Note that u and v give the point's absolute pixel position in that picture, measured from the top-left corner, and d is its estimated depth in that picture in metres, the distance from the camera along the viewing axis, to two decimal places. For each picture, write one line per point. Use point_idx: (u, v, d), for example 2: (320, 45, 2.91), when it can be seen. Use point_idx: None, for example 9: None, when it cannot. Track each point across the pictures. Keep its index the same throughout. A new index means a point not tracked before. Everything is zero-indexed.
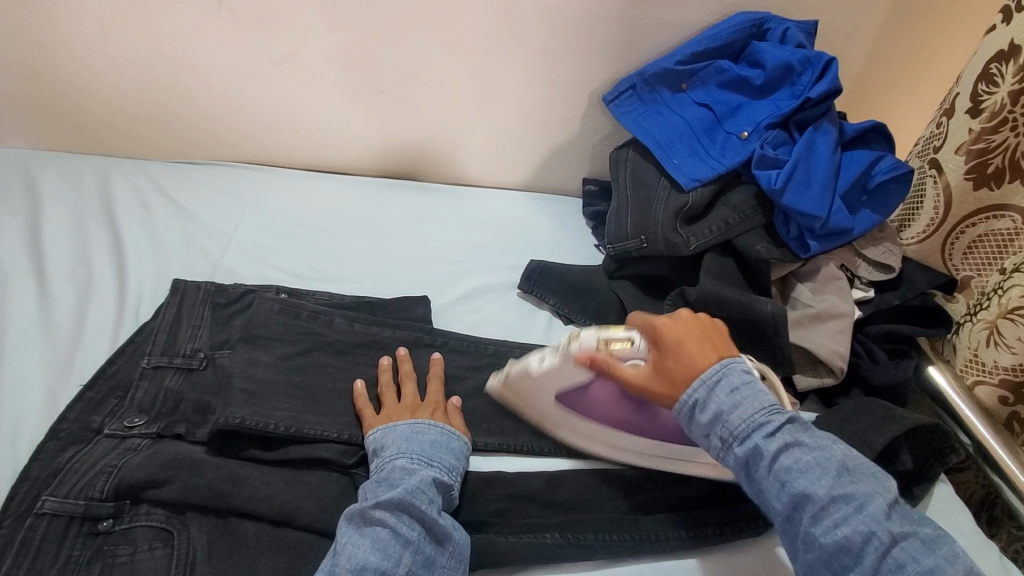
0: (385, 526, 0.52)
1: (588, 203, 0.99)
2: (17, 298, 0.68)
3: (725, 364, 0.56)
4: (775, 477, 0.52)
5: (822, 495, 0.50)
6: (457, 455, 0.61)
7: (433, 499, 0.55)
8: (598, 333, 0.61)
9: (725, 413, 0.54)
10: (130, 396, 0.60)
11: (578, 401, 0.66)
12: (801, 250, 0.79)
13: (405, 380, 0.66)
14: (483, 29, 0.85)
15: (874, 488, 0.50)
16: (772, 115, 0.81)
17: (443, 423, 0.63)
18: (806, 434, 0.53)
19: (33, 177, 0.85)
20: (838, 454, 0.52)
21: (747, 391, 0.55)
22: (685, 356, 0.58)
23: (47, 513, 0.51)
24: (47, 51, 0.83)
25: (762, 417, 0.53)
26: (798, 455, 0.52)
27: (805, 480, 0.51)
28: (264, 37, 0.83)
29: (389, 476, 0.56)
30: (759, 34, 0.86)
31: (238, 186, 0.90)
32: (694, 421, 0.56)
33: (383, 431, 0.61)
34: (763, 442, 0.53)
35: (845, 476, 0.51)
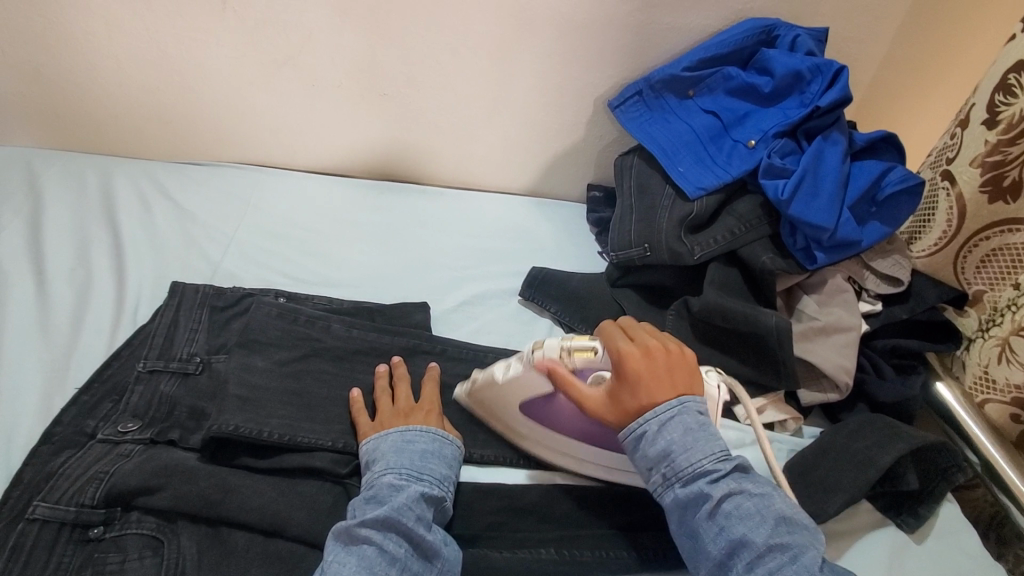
0: (371, 544, 0.51)
1: (591, 209, 0.99)
2: (16, 298, 0.68)
3: (681, 402, 0.57)
4: (714, 521, 0.53)
5: (759, 542, 0.51)
6: (450, 463, 0.60)
7: (421, 515, 0.54)
8: (561, 343, 0.62)
9: (674, 453, 0.55)
10: (124, 401, 0.60)
11: (545, 413, 0.65)
12: (808, 262, 0.78)
13: (397, 382, 0.66)
14: (487, 33, 0.84)
15: (808, 540, 0.52)
16: (780, 124, 0.80)
17: (433, 427, 0.62)
18: (749, 482, 0.55)
19: (35, 176, 0.85)
20: (778, 503, 0.53)
21: (699, 434, 0.56)
22: (642, 389, 0.58)
23: (38, 519, 0.50)
24: (51, 50, 0.83)
25: (710, 462, 0.55)
26: (739, 502, 0.53)
27: (744, 526, 0.52)
28: (268, 38, 0.83)
29: (376, 492, 0.55)
30: (768, 41, 0.85)
31: (240, 187, 0.90)
32: (640, 455, 0.57)
33: (375, 442, 0.59)
34: (706, 485, 0.54)
35: (782, 526, 0.52)
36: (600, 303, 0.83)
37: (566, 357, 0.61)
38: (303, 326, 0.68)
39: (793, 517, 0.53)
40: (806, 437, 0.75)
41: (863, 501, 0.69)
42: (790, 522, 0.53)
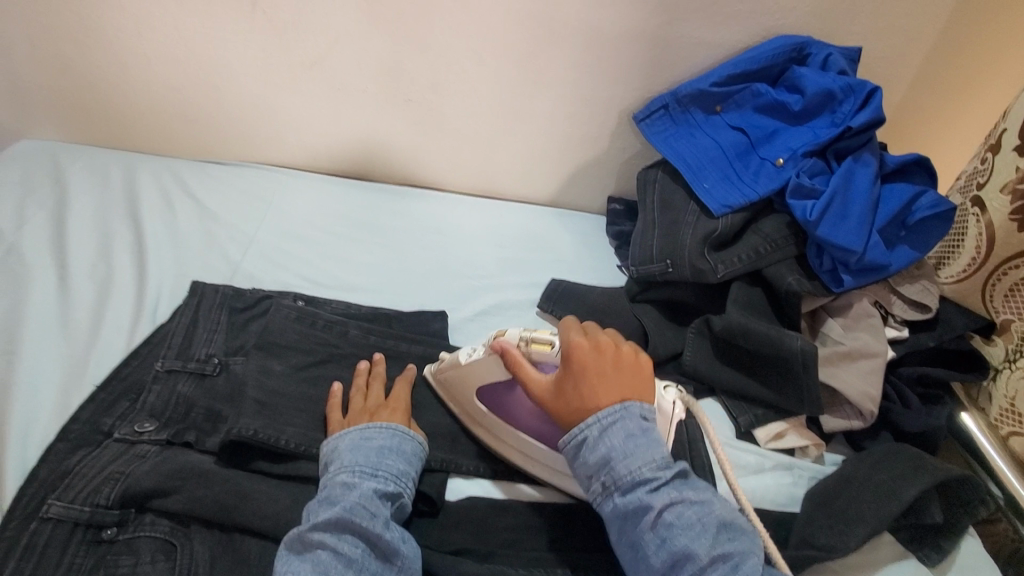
0: (325, 548, 0.49)
1: (612, 222, 0.98)
2: (37, 292, 0.68)
3: (623, 407, 0.56)
4: (656, 532, 0.51)
5: (702, 555, 0.50)
6: (409, 458, 0.58)
7: (376, 513, 0.52)
8: (522, 332, 0.63)
9: (613, 459, 0.54)
10: (141, 400, 0.60)
11: (503, 400, 0.66)
12: (834, 284, 0.76)
13: (398, 403, 0.63)
14: (514, 41, 0.83)
15: (749, 547, 0.51)
16: (809, 143, 0.79)
17: (393, 423, 0.60)
18: (690, 489, 0.54)
19: (60, 170, 0.85)
20: (719, 509, 0.53)
21: (639, 439, 0.55)
22: (586, 383, 0.58)
23: (53, 518, 0.50)
24: (83, 47, 0.84)
25: (650, 469, 0.53)
26: (681, 511, 0.52)
27: (686, 538, 0.50)
28: (295, 40, 0.83)
29: (329, 493, 0.53)
30: (799, 59, 0.84)
31: (262, 188, 0.90)
32: (580, 461, 0.56)
33: (334, 440, 0.58)
34: (647, 495, 0.53)
35: (722, 534, 0.51)
36: (618, 319, 0.81)
37: (523, 345, 0.62)
38: (321, 332, 0.69)
39: (732, 523, 0.52)
40: (829, 465, 0.73)
41: (886, 532, 0.67)
42: (731, 529, 0.52)
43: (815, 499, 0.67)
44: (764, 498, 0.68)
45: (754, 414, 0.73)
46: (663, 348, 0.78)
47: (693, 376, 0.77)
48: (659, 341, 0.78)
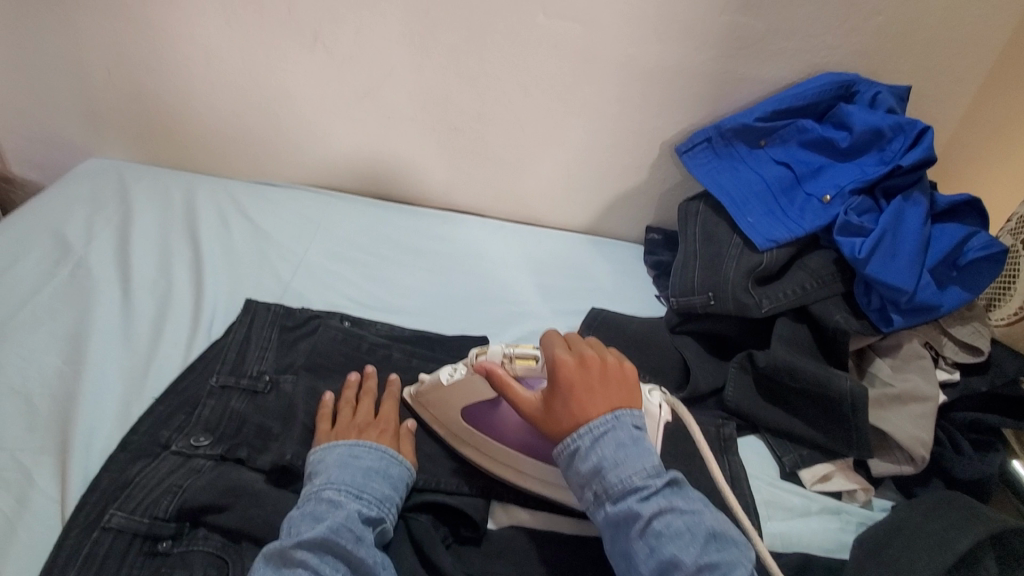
0: (305, 568, 0.47)
1: (650, 251, 0.98)
2: (102, 304, 0.71)
3: (614, 416, 0.57)
4: (646, 541, 0.51)
5: (690, 564, 0.49)
6: (394, 485, 0.58)
7: (360, 536, 0.51)
8: (504, 349, 0.63)
9: (604, 469, 0.54)
10: (197, 414, 0.61)
11: (487, 419, 0.64)
12: (884, 324, 0.75)
13: (388, 424, 0.63)
14: (560, 75, 0.86)
15: (738, 557, 0.50)
16: (857, 181, 0.79)
17: (383, 446, 0.60)
18: (681, 499, 0.53)
19: (125, 188, 0.90)
20: (708, 520, 0.52)
21: (631, 449, 0.55)
22: (573, 395, 0.58)
23: (113, 528, 0.51)
24: (155, 75, 0.90)
25: (640, 478, 0.53)
26: (670, 520, 0.51)
27: (675, 547, 0.50)
28: (351, 72, 0.87)
29: (314, 509, 0.52)
30: (846, 96, 0.84)
31: (312, 210, 0.93)
32: (574, 470, 0.56)
33: (321, 452, 0.58)
34: (636, 504, 0.52)
35: (712, 543, 0.51)
36: (659, 350, 0.81)
37: (507, 362, 0.62)
38: (366, 355, 0.71)
39: (722, 533, 0.52)
40: (877, 511, 0.71)
41: None
42: (721, 539, 0.51)
43: (866, 546, 0.64)
44: (811, 544, 0.66)
45: (800, 454, 0.72)
46: (704, 383, 0.77)
47: (735, 413, 0.75)
48: (700, 375, 0.77)
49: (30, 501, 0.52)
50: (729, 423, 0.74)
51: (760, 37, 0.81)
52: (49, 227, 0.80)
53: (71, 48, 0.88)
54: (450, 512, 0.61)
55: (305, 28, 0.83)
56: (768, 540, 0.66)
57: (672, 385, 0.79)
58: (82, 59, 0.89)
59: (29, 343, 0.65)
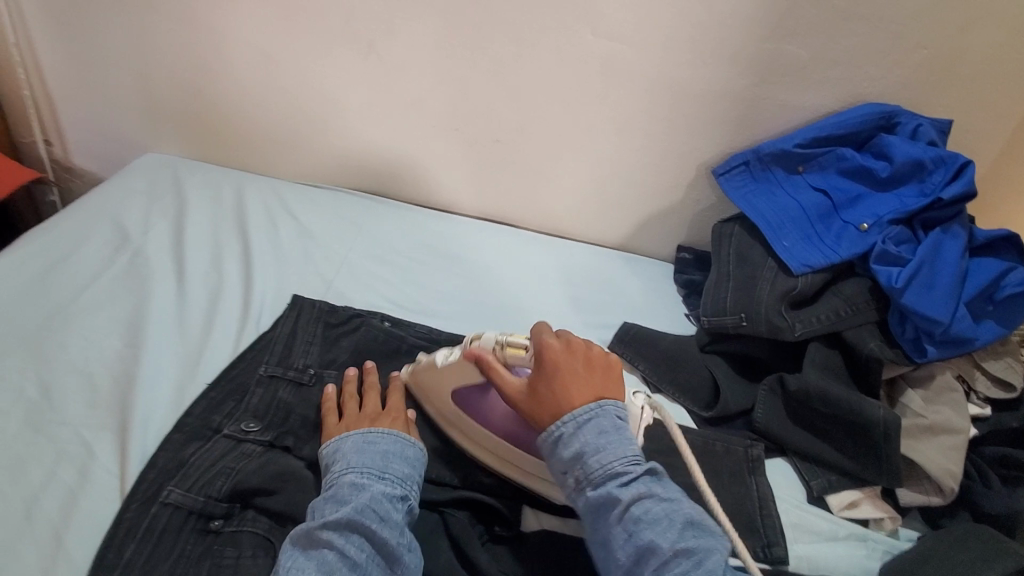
0: (331, 549, 0.50)
1: (680, 270, 1.00)
2: (159, 292, 0.74)
3: (599, 405, 0.58)
4: (624, 526, 0.52)
5: (667, 548, 0.50)
6: (412, 463, 0.59)
7: (384, 517, 0.53)
8: (497, 336, 0.64)
9: (586, 455, 0.55)
10: (246, 401, 0.64)
11: (475, 403, 0.67)
12: (918, 354, 0.75)
13: (398, 411, 0.65)
14: (605, 94, 0.88)
15: (715, 544, 0.51)
16: (896, 211, 0.79)
17: (396, 430, 0.61)
18: (660, 487, 0.54)
19: (180, 183, 0.93)
20: (686, 508, 0.53)
21: (613, 436, 0.56)
22: (559, 380, 0.59)
23: (171, 504, 0.54)
24: (215, 77, 0.94)
25: (621, 464, 0.54)
26: (649, 507, 0.52)
27: (653, 533, 0.51)
28: (400, 81, 0.90)
29: (337, 492, 0.54)
30: (887, 127, 0.85)
31: (354, 212, 0.96)
32: (556, 456, 0.57)
33: (337, 442, 0.59)
34: (616, 489, 0.53)
35: (689, 530, 0.52)
36: (690, 368, 0.82)
37: (499, 348, 0.64)
38: (404, 355, 0.75)
39: (700, 521, 0.52)
40: (903, 541, 0.71)
41: None
42: (698, 527, 0.52)
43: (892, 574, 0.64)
44: (836, 569, 0.66)
45: (828, 479, 0.72)
46: (733, 403, 0.78)
47: (764, 434, 0.76)
48: (730, 396, 0.78)
49: (93, 474, 0.55)
50: (757, 444, 0.74)
51: (802, 65, 0.83)
52: (111, 216, 0.84)
53: (140, 47, 0.92)
54: (485, 510, 0.63)
55: (361, 36, 0.87)
56: (793, 561, 0.66)
57: (704, 404, 0.79)
58: (149, 59, 0.93)
59: (92, 326, 0.68)
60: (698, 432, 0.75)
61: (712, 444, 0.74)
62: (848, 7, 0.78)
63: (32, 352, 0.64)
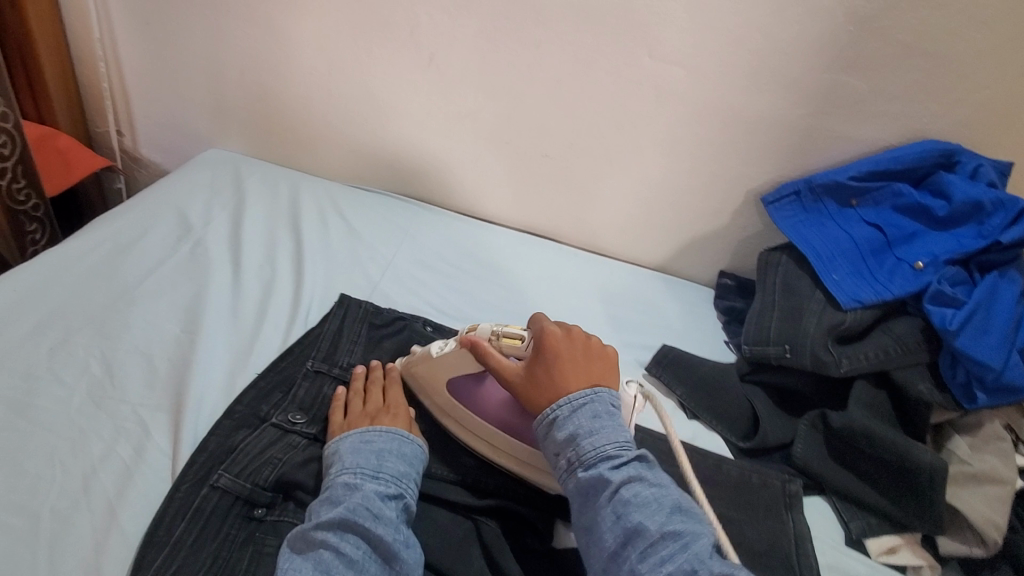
0: (327, 547, 0.50)
1: (721, 296, 0.99)
2: (215, 282, 0.77)
3: (593, 391, 0.59)
4: (613, 508, 0.52)
5: (655, 530, 0.50)
6: (409, 461, 0.60)
7: (378, 514, 0.53)
8: (494, 327, 0.66)
9: (579, 437, 0.56)
10: (293, 393, 0.66)
11: (471, 394, 0.69)
12: (967, 400, 0.72)
13: (399, 408, 0.66)
14: (657, 116, 0.89)
15: (702, 530, 0.51)
16: (952, 251, 0.77)
17: (394, 428, 0.62)
18: (650, 472, 0.54)
19: (240, 179, 0.97)
20: (674, 495, 0.53)
21: (606, 421, 0.57)
22: (557, 366, 0.61)
23: (220, 487, 0.56)
24: (281, 79, 0.98)
25: (613, 447, 0.55)
26: (638, 489, 0.52)
27: (641, 515, 0.51)
28: (457, 94, 0.93)
29: (331, 493, 0.55)
30: (946, 165, 0.83)
31: (401, 217, 0.98)
32: (550, 439, 0.58)
33: (337, 441, 0.60)
34: (607, 471, 0.54)
35: (677, 515, 0.52)
36: (728, 396, 0.81)
37: (494, 339, 0.65)
38: None
39: (688, 508, 0.53)
40: None
41: None
42: (686, 513, 0.52)
43: None
44: None
45: (867, 521, 0.70)
46: (772, 436, 0.77)
47: (802, 471, 0.74)
48: (769, 428, 0.77)
49: (147, 453, 0.58)
50: (795, 480, 0.72)
51: (861, 98, 0.82)
52: (176, 206, 0.88)
53: (213, 48, 0.97)
54: (516, 522, 0.62)
55: (423, 49, 0.90)
56: None
57: (740, 434, 0.78)
58: (221, 60, 0.98)
59: (153, 310, 0.71)
60: (735, 462, 0.74)
61: (749, 476, 0.72)
62: (914, 43, 0.77)
63: (98, 331, 0.67)
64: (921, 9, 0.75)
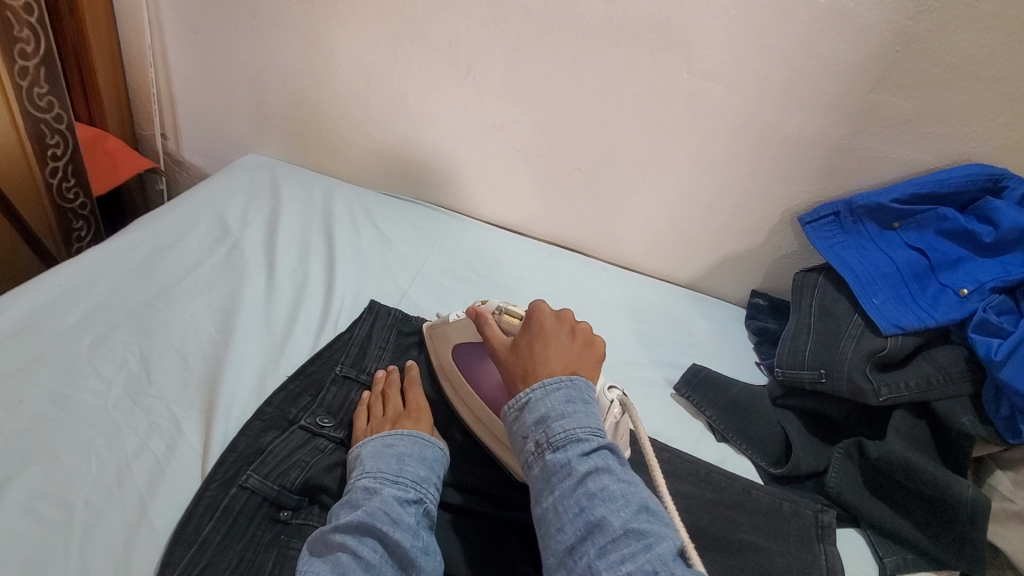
0: (345, 551, 0.50)
1: (752, 315, 0.97)
2: (250, 284, 0.79)
3: (571, 378, 0.57)
4: (578, 499, 0.50)
5: (618, 527, 0.48)
6: (430, 466, 0.60)
7: (396, 520, 0.53)
8: (499, 303, 0.69)
9: (549, 420, 0.55)
10: (321, 398, 0.67)
11: (472, 368, 0.70)
12: (1011, 434, 0.68)
13: (420, 413, 0.66)
14: (692, 132, 0.88)
15: (665, 533, 0.49)
16: (999, 278, 0.74)
17: (416, 432, 0.62)
18: (618, 466, 0.53)
19: (277, 183, 1.00)
20: (642, 493, 0.52)
21: (579, 407, 0.55)
22: (540, 341, 0.61)
23: (249, 488, 0.56)
24: (321, 88, 1.00)
25: (583, 434, 0.53)
26: (605, 482, 0.51)
27: (605, 509, 0.49)
28: (492, 107, 0.94)
29: (351, 497, 0.54)
30: (993, 189, 0.80)
31: (431, 226, 0.99)
32: (519, 421, 0.56)
33: (358, 445, 0.61)
34: (575, 458, 0.52)
35: (643, 514, 0.50)
36: (760, 420, 0.79)
37: (496, 313, 0.68)
38: None
39: (654, 509, 0.51)
40: None
41: None
42: (652, 513, 0.50)
43: None
44: None
45: (903, 557, 0.67)
46: (804, 464, 0.74)
47: (836, 502, 0.71)
48: (802, 455, 0.74)
49: (180, 451, 0.58)
50: (828, 510, 0.69)
51: (906, 118, 0.80)
52: (214, 209, 0.91)
53: (257, 57, 1.00)
54: (535, 536, 0.63)
55: (461, 61, 0.91)
56: None
57: (772, 460, 0.76)
58: (264, 68, 1.01)
59: (190, 309, 0.73)
60: (764, 488, 0.71)
61: (780, 504, 0.70)
62: (963, 65, 0.75)
63: (137, 328, 0.69)
64: (972, 30, 0.73)
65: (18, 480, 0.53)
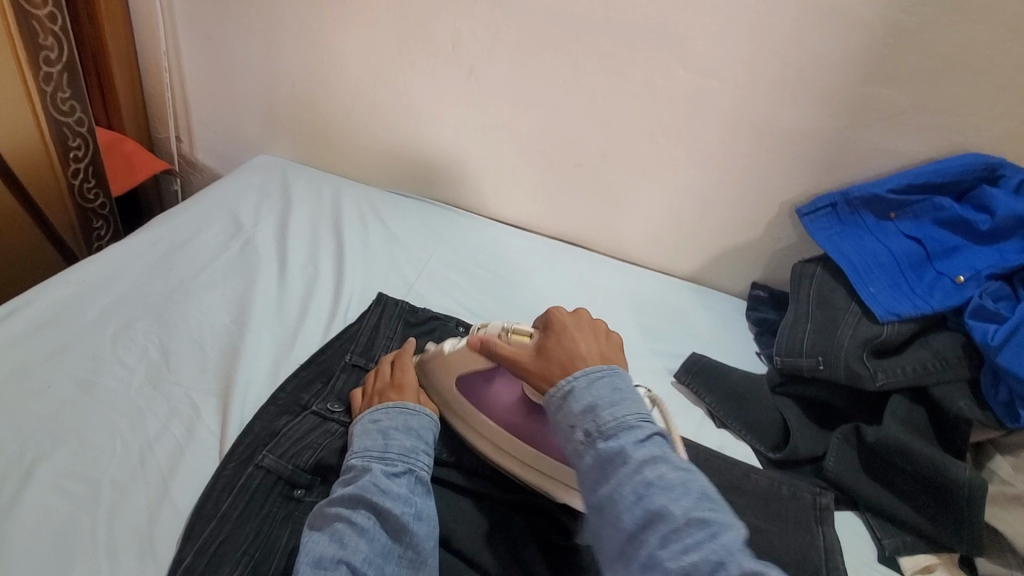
0: (340, 520, 0.53)
1: (753, 307, 0.99)
2: (263, 278, 0.82)
3: (611, 368, 0.60)
4: (636, 488, 0.51)
5: (679, 516, 0.49)
6: (418, 438, 0.62)
7: (386, 489, 0.55)
8: (504, 324, 0.67)
9: (598, 408, 0.56)
10: (332, 384, 0.70)
11: (480, 397, 0.69)
12: (1010, 419, 0.69)
13: (405, 382, 0.68)
14: (690, 127, 0.90)
15: (729, 521, 0.50)
16: (995, 266, 0.76)
17: (400, 402, 0.64)
18: (674, 455, 0.54)
19: (287, 182, 1.03)
20: (701, 481, 0.52)
21: (626, 397, 0.57)
22: (566, 337, 0.64)
23: (264, 467, 0.59)
24: (328, 90, 1.03)
25: (635, 423, 0.55)
26: (662, 471, 0.52)
27: (665, 498, 0.50)
28: (495, 106, 0.96)
29: (345, 475, 0.57)
30: (990, 178, 0.81)
31: (436, 223, 1.02)
32: (567, 411, 0.58)
33: (350, 425, 0.64)
34: (629, 447, 0.53)
35: (705, 502, 0.50)
36: (759, 406, 0.80)
37: (504, 333, 0.67)
38: None
39: (716, 497, 0.51)
40: None
41: None
42: (713, 501, 0.51)
43: None
44: None
45: (903, 539, 0.68)
46: (803, 448, 0.76)
47: (835, 485, 0.73)
48: (800, 440, 0.76)
49: (198, 434, 0.61)
50: (826, 493, 0.70)
51: (900, 109, 0.81)
52: (228, 207, 0.94)
53: (266, 61, 1.03)
54: (537, 512, 0.65)
55: (463, 62, 0.93)
56: None
57: (772, 445, 0.77)
58: (273, 72, 1.04)
59: (205, 302, 0.76)
60: (763, 472, 0.73)
61: (779, 488, 0.72)
62: (956, 56, 0.76)
63: (156, 319, 0.72)
64: (964, 22, 0.74)
65: (48, 460, 0.56)
